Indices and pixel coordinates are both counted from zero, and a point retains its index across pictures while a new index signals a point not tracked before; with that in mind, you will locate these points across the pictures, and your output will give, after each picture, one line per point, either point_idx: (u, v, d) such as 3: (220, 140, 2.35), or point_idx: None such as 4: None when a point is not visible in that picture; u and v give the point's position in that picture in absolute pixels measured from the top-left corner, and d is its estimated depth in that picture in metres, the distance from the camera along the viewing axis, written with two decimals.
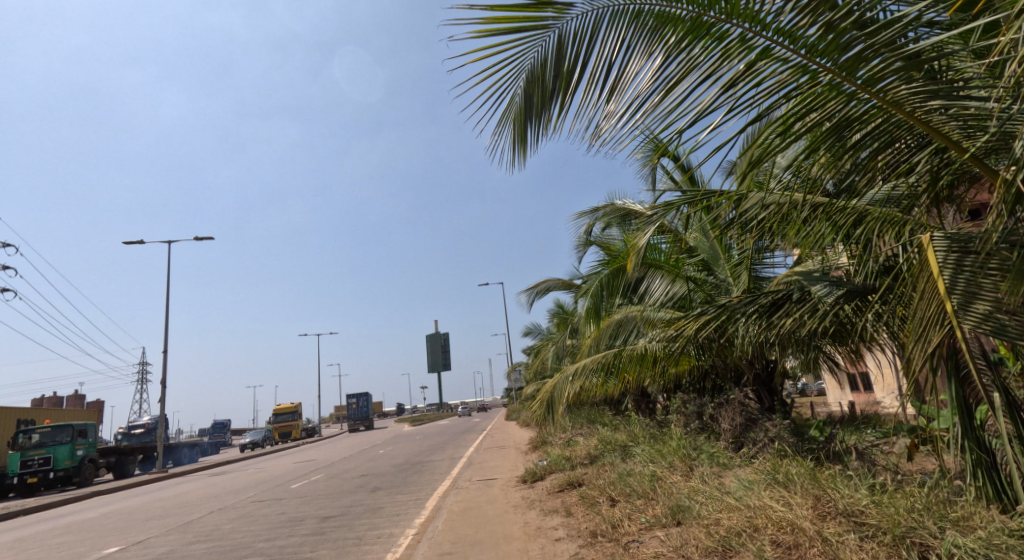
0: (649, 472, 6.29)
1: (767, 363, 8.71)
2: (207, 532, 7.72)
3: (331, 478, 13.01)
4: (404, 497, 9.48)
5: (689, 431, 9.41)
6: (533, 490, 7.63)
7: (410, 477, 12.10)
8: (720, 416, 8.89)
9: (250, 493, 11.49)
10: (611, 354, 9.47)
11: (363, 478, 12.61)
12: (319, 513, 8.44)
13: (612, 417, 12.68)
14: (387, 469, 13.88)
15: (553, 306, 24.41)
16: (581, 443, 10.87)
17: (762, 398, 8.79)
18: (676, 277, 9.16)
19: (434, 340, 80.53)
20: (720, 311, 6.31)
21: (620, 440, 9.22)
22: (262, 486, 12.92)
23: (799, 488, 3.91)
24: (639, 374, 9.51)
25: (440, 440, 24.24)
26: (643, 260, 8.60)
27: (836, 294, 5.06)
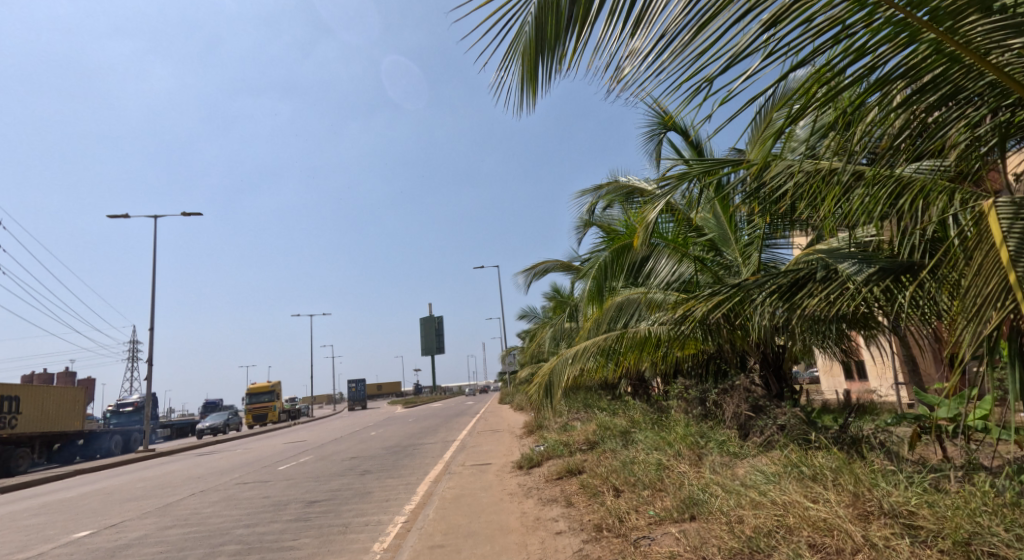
0: (655, 460, 5.91)
1: (775, 348, 8.35)
2: (186, 516, 7.34)
3: (321, 460, 12.67)
4: (395, 482, 9.11)
5: (692, 418, 9.05)
6: (529, 477, 7.25)
7: (402, 460, 11.75)
8: (724, 402, 8.57)
9: (235, 475, 11.11)
10: (613, 335, 9.05)
11: (353, 460, 12.27)
12: (305, 498, 8.05)
13: (609, 402, 12.38)
14: (378, 452, 13.56)
15: (549, 289, 23.95)
16: (579, 428, 10.52)
17: (770, 385, 8.39)
18: (684, 256, 8.43)
19: (428, 323, 80.23)
20: (733, 292, 5.94)
21: (620, 425, 8.86)
22: (249, 467, 12.55)
23: (832, 484, 3.51)
24: (639, 359, 9.17)
25: (432, 423, 23.94)
26: (650, 238, 8.18)
27: (868, 273, 4.62)
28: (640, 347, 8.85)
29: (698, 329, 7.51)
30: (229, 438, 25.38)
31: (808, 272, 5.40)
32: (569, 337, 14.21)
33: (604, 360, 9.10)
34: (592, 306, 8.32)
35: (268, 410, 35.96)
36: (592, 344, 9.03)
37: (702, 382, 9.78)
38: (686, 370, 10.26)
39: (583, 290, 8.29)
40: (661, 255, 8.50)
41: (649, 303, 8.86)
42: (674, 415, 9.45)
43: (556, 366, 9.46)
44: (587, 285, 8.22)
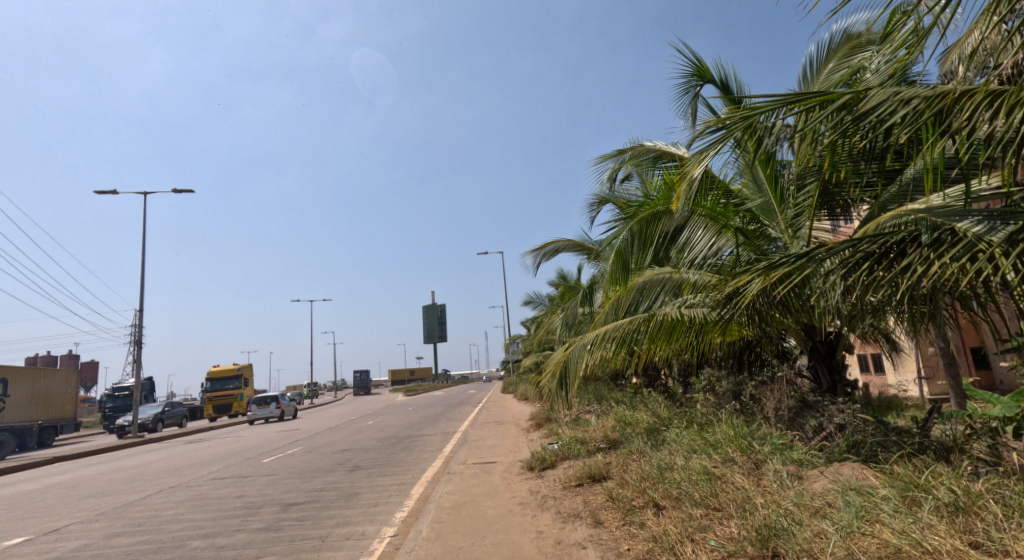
0: (701, 468, 4.82)
1: (827, 335, 7.23)
2: (141, 520, 6.27)
3: (309, 453, 11.62)
4: (386, 481, 8.06)
5: (725, 412, 7.98)
6: (543, 481, 6.20)
7: (398, 454, 10.71)
8: (764, 395, 7.53)
9: (213, 468, 10.06)
10: (639, 318, 7.92)
11: (344, 453, 11.24)
12: (283, 500, 6.99)
13: (623, 394, 11.36)
14: (373, 444, 12.53)
15: (555, 275, 22.78)
16: (594, 423, 9.44)
17: (820, 378, 7.23)
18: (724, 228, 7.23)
19: (431, 311, 79.21)
20: (800, 261, 4.85)
21: (645, 423, 7.79)
22: (231, 458, 11.53)
23: (1018, 538, 2.37)
24: (665, 348, 8.07)
25: (432, 412, 22.96)
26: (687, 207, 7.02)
27: (1011, 230, 3.49)
28: (672, 329, 7.72)
29: (747, 309, 6.37)
30: (221, 426, 24.38)
31: (910, 233, 4.26)
32: (580, 324, 13.13)
33: (632, 348, 7.92)
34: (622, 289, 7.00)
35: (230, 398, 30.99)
36: (618, 332, 7.82)
37: (734, 374, 8.74)
38: (716, 361, 9.17)
39: (612, 270, 6.93)
40: (696, 225, 7.17)
41: (685, 281, 7.68)
42: (702, 410, 8.42)
43: (573, 352, 8.21)
44: (615, 262, 6.87)
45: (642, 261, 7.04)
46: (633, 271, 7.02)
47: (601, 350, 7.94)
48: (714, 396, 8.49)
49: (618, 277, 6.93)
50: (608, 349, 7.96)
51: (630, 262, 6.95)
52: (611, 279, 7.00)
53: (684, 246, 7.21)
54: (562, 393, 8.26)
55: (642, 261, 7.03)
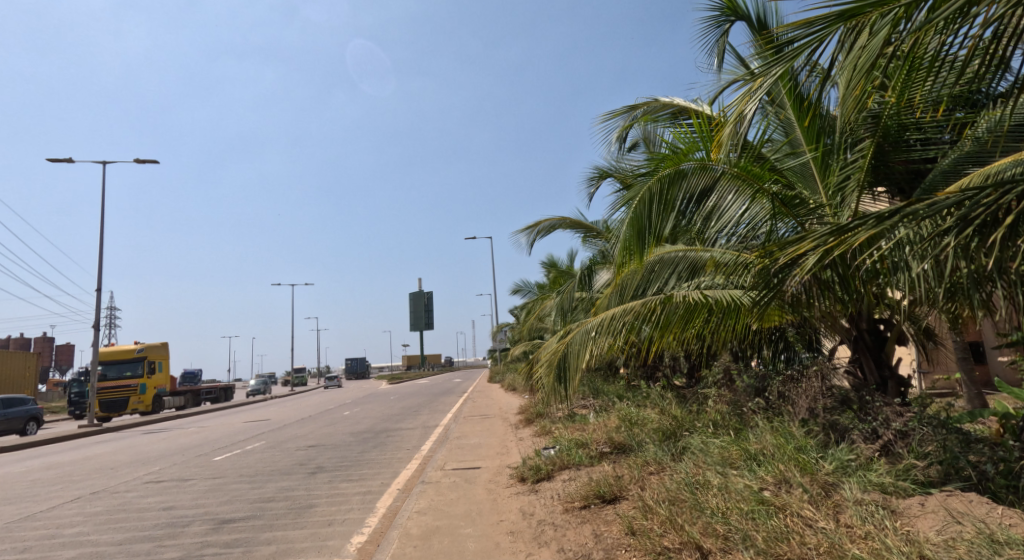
0: (752, 496, 3.62)
1: (876, 324, 6.10)
2: (31, 543, 4.95)
3: (270, 450, 10.30)
4: (350, 489, 6.80)
5: (748, 411, 6.84)
6: (537, 499, 5.01)
7: (369, 454, 9.46)
8: (797, 393, 6.38)
9: (153, 468, 8.69)
10: (651, 301, 6.70)
11: (308, 451, 9.94)
12: (219, 515, 5.71)
13: (623, 387, 10.18)
14: (343, 439, 11.26)
15: (546, 261, 21.52)
16: (593, 421, 8.27)
17: (867, 373, 6.07)
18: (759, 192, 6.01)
19: (418, 299, 77.59)
20: (889, 219, 3.68)
21: (657, 426, 6.58)
22: (181, 455, 10.20)
23: None
24: (681, 335, 6.85)
25: (413, 403, 21.76)
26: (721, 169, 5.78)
27: None
28: (692, 314, 6.51)
29: (795, 290, 5.18)
30: (189, 414, 22.93)
31: None
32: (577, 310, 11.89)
33: (646, 340, 6.65)
34: (638, 262, 5.74)
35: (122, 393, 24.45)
36: (628, 319, 6.55)
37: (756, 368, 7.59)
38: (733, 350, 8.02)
39: (625, 238, 5.67)
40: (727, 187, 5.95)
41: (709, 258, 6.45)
42: (720, 408, 7.26)
43: (573, 341, 6.93)
44: (629, 227, 5.61)
45: (662, 229, 5.79)
46: (651, 241, 5.76)
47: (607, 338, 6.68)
48: (734, 393, 7.34)
49: (633, 246, 5.66)
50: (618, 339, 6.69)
51: (648, 229, 5.69)
52: (625, 249, 5.73)
53: (709, 212, 5.98)
54: (560, 390, 6.97)
55: (663, 229, 5.79)
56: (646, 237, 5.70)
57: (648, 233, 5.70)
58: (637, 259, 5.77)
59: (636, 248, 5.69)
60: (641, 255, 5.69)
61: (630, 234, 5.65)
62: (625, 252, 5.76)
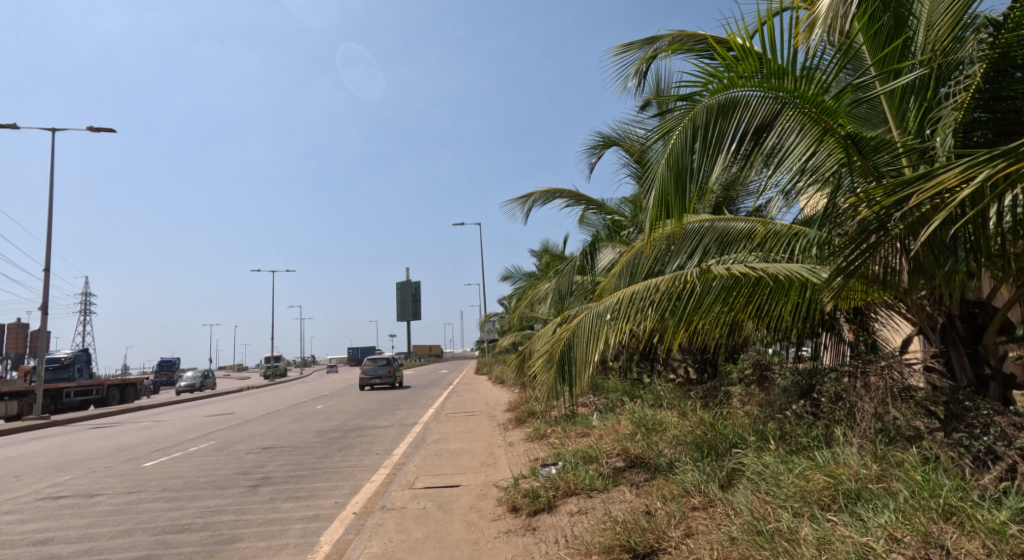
0: None
1: (975, 307, 4.67)
2: None
3: (217, 453, 8.78)
4: (294, 513, 5.30)
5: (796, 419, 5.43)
6: (536, 544, 3.56)
7: (331, 459, 7.97)
8: (866, 397, 4.95)
9: (62, 477, 7.14)
10: (680, 277, 5.23)
11: (261, 455, 8.44)
12: (101, 556, 4.20)
13: (631, 385, 8.74)
14: (307, 440, 9.77)
15: (540, 246, 20.14)
16: (598, 424, 6.87)
17: (957, 373, 4.63)
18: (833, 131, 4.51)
19: (406, 288, 75.93)
20: None
21: (686, 437, 5.13)
22: (109, 458, 8.57)
23: None
24: (714, 319, 5.39)
25: (393, 396, 20.30)
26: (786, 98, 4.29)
27: None
28: (732, 294, 5.09)
29: (893, 257, 3.78)
30: (152, 407, 21.17)
31: None
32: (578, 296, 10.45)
33: (674, 330, 5.15)
34: (677, 222, 4.19)
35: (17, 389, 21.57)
36: (654, 302, 4.95)
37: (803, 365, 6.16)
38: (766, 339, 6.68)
39: (662, 186, 4.10)
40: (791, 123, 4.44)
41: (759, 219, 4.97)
42: (760, 415, 5.82)
43: (580, 326, 5.30)
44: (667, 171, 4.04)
45: (708, 177, 4.28)
46: (693, 192, 4.21)
47: (624, 324, 5.10)
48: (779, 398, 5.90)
49: (672, 198, 4.10)
50: (640, 326, 5.11)
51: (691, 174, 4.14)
52: (659, 202, 4.15)
53: (766, 157, 4.50)
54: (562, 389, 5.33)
55: (708, 177, 4.27)
56: (687, 185, 4.15)
57: (690, 180, 4.11)
58: (675, 216, 4.21)
59: (676, 202, 4.12)
60: (682, 212, 4.14)
61: (668, 180, 4.08)
62: (662, 206, 4.17)
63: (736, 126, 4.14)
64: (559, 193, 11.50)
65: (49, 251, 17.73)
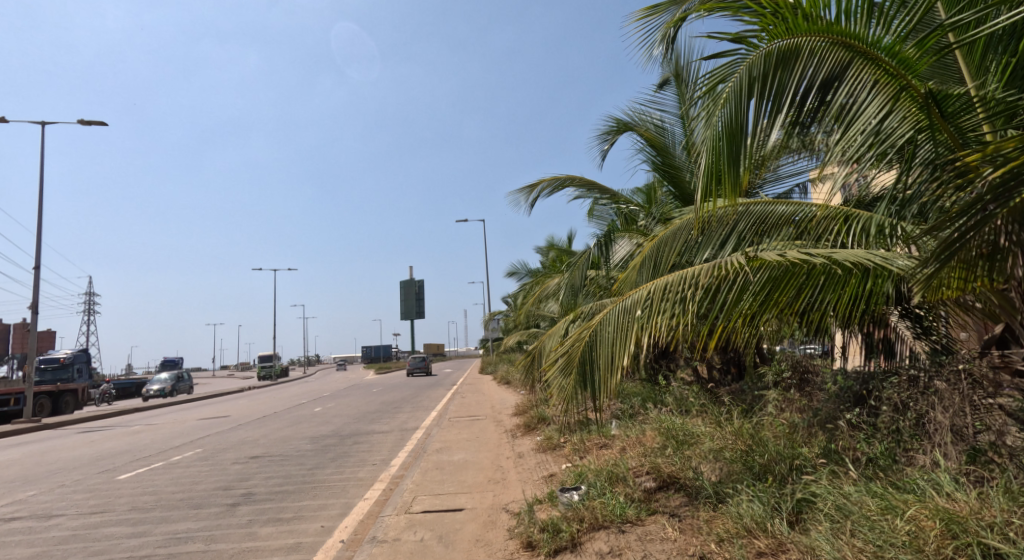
0: None
1: None
2: None
3: (202, 462, 8.09)
4: (272, 541, 4.59)
5: (854, 434, 4.72)
6: None
7: (324, 471, 7.27)
8: (943, 405, 4.20)
9: (25, 493, 6.46)
10: (723, 263, 4.46)
11: (248, 466, 7.74)
12: None
13: (651, 388, 8.02)
14: (301, 448, 9.08)
15: (547, 241, 19.46)
16: (619, 433, 6.14)
17: None
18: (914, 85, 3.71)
19: (410, 287, 75.28)
20: None
21: (729, 453, 4.40)
22: (84, 469, 7.90)
23: None
24: (758, 313, 4.65)
25: (397, 398, 19.65)
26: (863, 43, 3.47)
27: None
28: (779, 285, 4.41)
29: (1006, 235, 3.03)
30: (149, 408, 20.55)
31: None
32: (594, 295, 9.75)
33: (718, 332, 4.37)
34: (734, 198, 3.37)
35: (10, 392, 21.02)
36: (696, 291, 4.00)
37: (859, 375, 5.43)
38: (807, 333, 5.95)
39: (715, 152, 3.27)
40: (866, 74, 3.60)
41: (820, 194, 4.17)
42: (812, 432, 5.10)
43: (606, 322, 4.42)
44: (722, 134, 3.23)
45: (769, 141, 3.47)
46: (752, 161, 3.39)
47: (660, 318, 4.23)
48: (830, 410, 5.19)
49: (727, 166, 3.28)
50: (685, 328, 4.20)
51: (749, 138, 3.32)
52: (712, 172, 3.33)
53: (831, 116, 3.72)
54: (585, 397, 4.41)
55: (767, 145, 3.48)
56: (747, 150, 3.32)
57: (749, 145, 3.30)
58: (731, 191, 3.39)
59: (732, 171, 3.29)
60: (740, 185, 3.34)
61: (723, 145, 3.26)
62: (715, 177, 3.35)
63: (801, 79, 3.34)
64: (569, 180, 10.71)
65: (37, 249, 17.16)
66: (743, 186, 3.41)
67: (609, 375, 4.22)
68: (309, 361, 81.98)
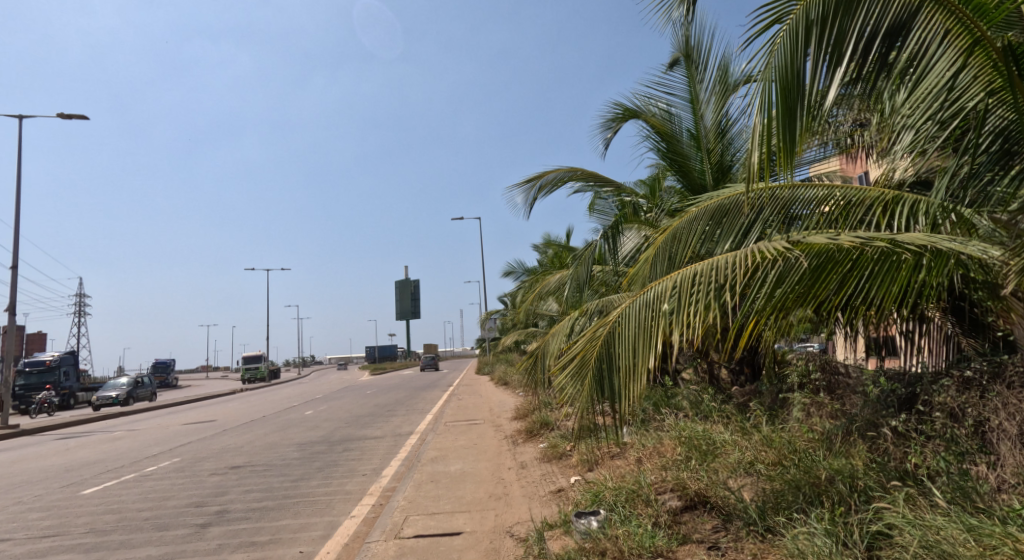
0: None
1: None
2: None
3: (177, 474, 7.48)
4: None
5: (904, 446, 4.16)
6: None
7: (308, 483, 6.67)
8: (1013, 411, 3.64)
9: None
10: (759, 248, 3.89)
11: (227, 478, 7.13)
12: None
13: (663, 390, 7.47)
14: (286, 457, 8.48)
15: (546, 239, 18.89)
16: (632, 442, 5.58)
17: None
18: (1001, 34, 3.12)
19: (406, 287, 74.54)
20: None
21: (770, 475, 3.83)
22: (49, 482, 7.28)
23: None
24: (796, 306, 4.08)
25: (392, 400, 19.05)
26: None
27: None
28: (821, 274, 3.87)
29: None
30: (135, 412, 19.91)
31: None
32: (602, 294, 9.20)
33: (753, 329, 3.82)
34: (789, 163, 2.82)
35: None
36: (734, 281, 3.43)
37: (909, 385, 4.85)
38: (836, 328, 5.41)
39: (768, 107, 2.72)
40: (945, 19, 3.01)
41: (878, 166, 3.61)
42: (852, 441, 4.54)
43: (625, 318, 3.85)
44: (778, 83, 2.68)
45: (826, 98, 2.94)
46: (808, 120, 2.84)
47: (690, 312, 3.65)
48: (873, 418, 4.63)
49: (783, 124, 2.72)
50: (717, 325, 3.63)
51: (807, 91, 2.77)
52: (763, 133, 2.78)
53: (900, 71, 3.14)
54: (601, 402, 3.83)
55: (826, 101, 2.92)
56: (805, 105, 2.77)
57: (808, 99, 2.75)
58: (784, 155, 2.84)
59: (789, 132, 2.73)
60: (796, 148, 2.79)
61: (778, 98, 2.71)
62: (767, 138, 2.80)
63: (868, 21, 2.79)
64: (570, 174, 10.12)
65: (16, 248, 16.51)
66: (798, 152, 2.86)
67: (631, 377, 3.64)
68: (304, 362, 81.21)
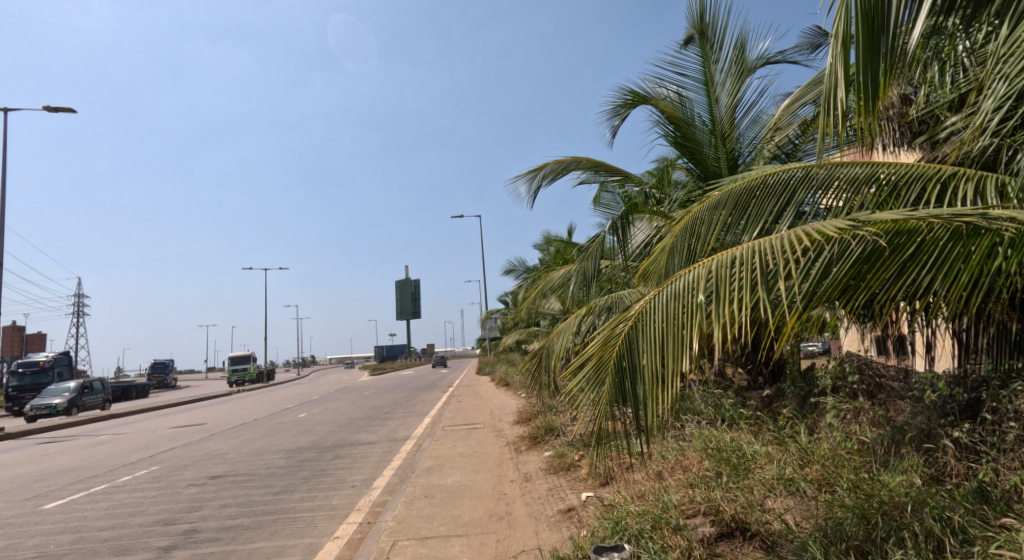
0: None
1: None
2: None
3: (151, 485, 6.89)
4: None
5: (969, 465, 3.60)
6: None
7: (291, 496, 6.08)
8: None
9: None
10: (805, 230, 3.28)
11: (204, 490, 6.55)
12: None
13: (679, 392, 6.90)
14: (272, 465, 7.89)
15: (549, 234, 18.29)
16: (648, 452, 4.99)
17: None
18: None
19: (405, 287, 73.94)
20: None
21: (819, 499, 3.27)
22: (12, 494, 6.69)
23: None
24: (846, 298, 3.51)
25: (390, 401, 18.47)
26: None
27: None
28: (876, 260, 3.32)
29: None
30: (125, 414, 19.37)
31: None
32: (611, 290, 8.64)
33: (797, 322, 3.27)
34: (865, 109, 2.30)
35: None
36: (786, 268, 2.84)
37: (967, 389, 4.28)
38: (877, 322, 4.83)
39: (846, 37, 2.19)
40: None
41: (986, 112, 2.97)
42: (904, 454, 3.98)
43: (647, 315, 3.23)
44: (863, 3, 2.12)
45: (909, 26, 2.41)
46: (892, 58, 2.31)
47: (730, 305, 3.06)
48: (927, 428, 4.06)
49: (864, 59, 2.20)
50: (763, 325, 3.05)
51: (892, 19, 2.24)
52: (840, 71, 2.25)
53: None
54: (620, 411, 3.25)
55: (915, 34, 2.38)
56: (890, 33, 2.24)
57: (895, 29, 2.23)
58: (859, 98, 2.32)
59: (871, 71, 2.22)
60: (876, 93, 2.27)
61: (859, 28, 2.17)
62: (841, 74, 2.27)
63: None
64: (575, 164, 9.50)
65: None
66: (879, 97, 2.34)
67: (658, 382, 3.05)
68: (304, 362, 80.64)
